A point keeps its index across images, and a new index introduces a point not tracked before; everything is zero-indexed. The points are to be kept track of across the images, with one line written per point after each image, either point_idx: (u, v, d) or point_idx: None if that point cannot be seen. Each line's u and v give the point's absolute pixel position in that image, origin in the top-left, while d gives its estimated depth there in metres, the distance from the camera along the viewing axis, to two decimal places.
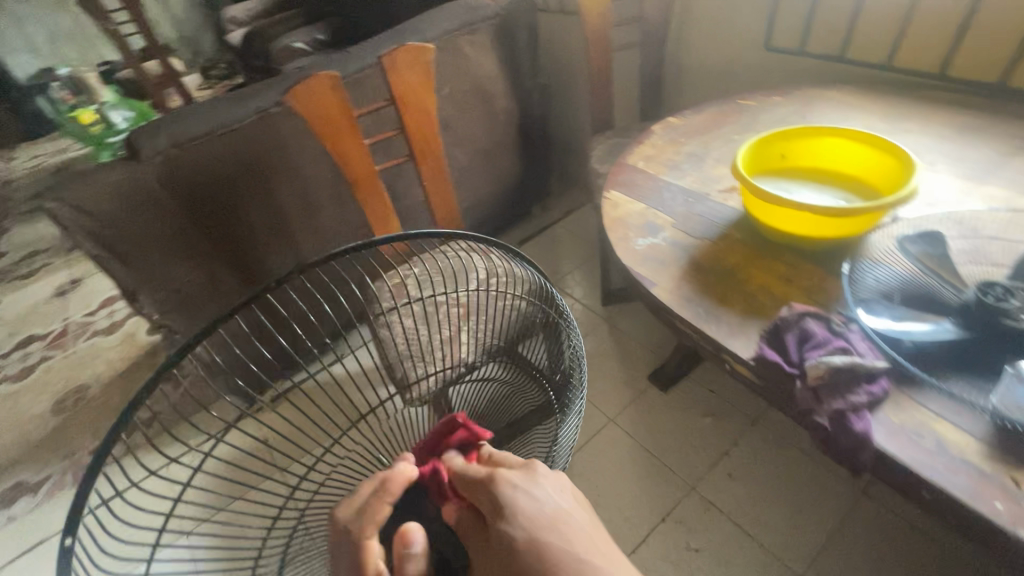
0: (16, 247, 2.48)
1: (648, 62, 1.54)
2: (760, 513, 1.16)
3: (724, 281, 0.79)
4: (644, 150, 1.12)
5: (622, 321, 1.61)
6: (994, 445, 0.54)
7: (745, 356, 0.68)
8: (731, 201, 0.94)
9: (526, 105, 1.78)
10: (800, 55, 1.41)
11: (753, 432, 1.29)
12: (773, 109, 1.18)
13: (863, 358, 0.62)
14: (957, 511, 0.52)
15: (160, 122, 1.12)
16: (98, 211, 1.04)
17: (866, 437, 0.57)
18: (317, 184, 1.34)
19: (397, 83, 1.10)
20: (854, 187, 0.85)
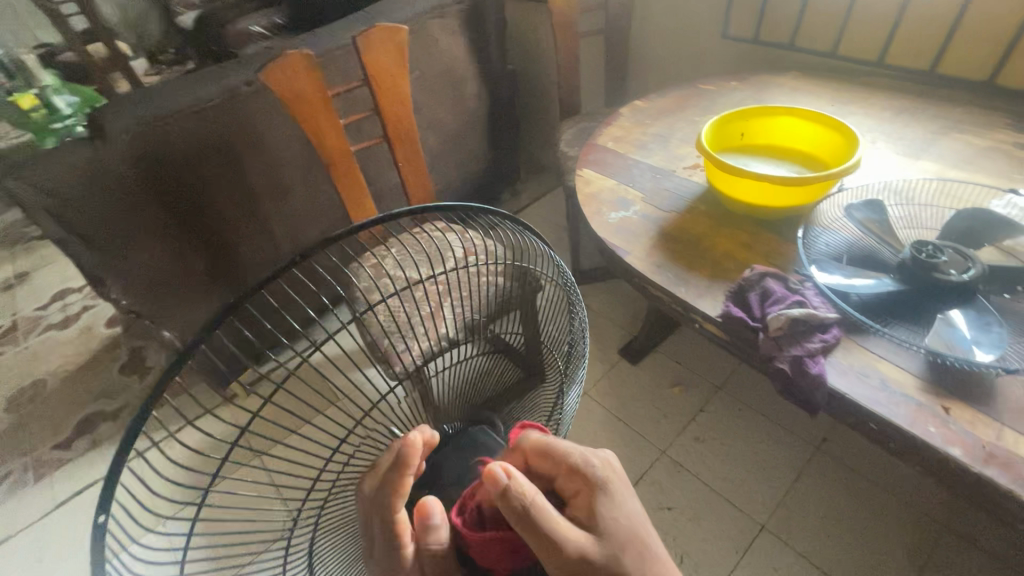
0: None
1: (613, 48, 1.60)
2: (726, 471, 1.24)
3: (691, 249, 0.86)
4: (613, 132, 1.17)
5: (593, 300, 1.67)
6: (928, 380, 0.62)
7: (713, 314, 0.74)
8: (695, 177, 1.01)
9: (495, 90, 1.81)
10: (753, 43, 1.50)
11: (717, 398, 1.37)
12: (731, 93, 1.26)
13: (817, 311, 0.69)
14: (898, 437, 0.59)
15: (125, 101, 1.09)
16: (62, 192, 1.02)
17: (820, 378, 0.63)
18: (289, 167, 1.33)
19: (371, 63, 1.11)
20: (806, 162, 0.93)
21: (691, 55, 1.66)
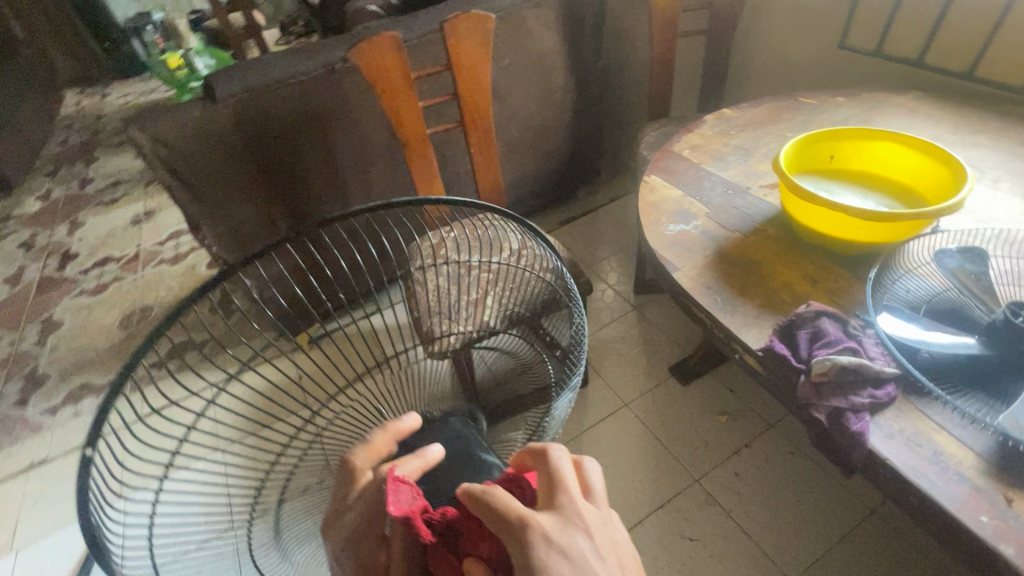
0: (103, 176, 2.71)
1: (713, 51, 1.51)
2: (763, 515, 1.15)
3: (747, 274, 0.80)
4: (691, 140, 1.11)
5: (652, 312, 1.61)
6: (993, 462, 0.54)
7: (755, 347, 0.69)
8: (770, 198, 0.93)
9: (584, 85, 1.78)
10: (874, 56, 1.35)
11: (767, 437, 1.28)
12: (834, 110, 1.14)
13: (873, 362, 0.62)
14: (941, 519, 0.52)
15: (237, 68, 1.21)
16: (176, 144, 1.15)
17: (861, 437, 0.57)
18: (371, 142, 1.40)
19: (455, 49, 1.13)
20: (902, 196, 0.83)
21: (801, 64, 1.53)
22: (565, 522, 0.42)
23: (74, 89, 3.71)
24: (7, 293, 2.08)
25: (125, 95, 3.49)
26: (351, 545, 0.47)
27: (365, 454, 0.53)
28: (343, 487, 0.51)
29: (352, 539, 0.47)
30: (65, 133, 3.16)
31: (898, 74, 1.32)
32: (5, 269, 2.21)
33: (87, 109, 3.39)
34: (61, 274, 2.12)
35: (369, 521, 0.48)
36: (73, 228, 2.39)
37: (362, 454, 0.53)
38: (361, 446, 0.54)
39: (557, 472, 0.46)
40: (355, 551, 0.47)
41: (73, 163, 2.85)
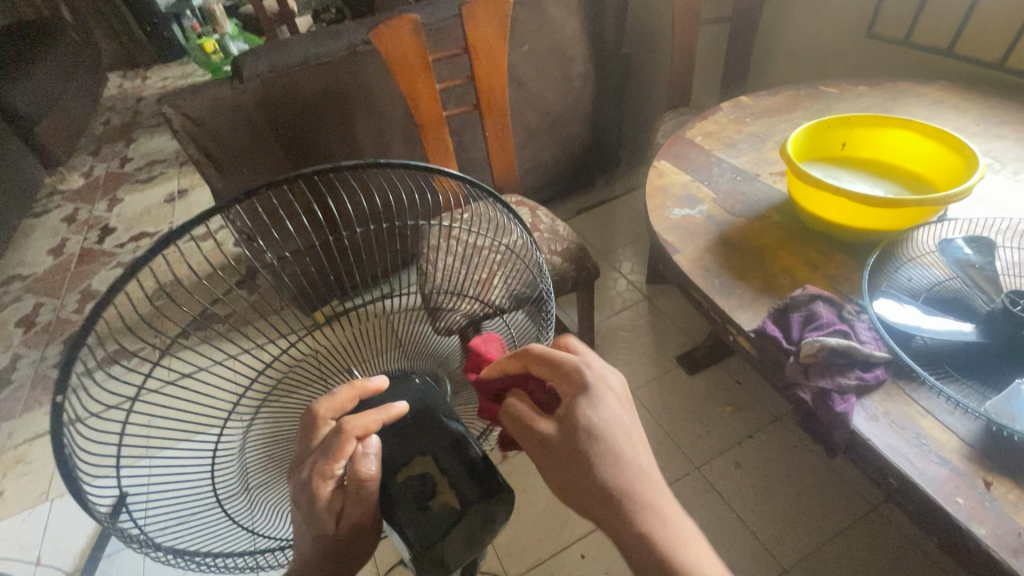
0: (141, 156, 2.83)
1: (736, 39, 1.48)
2: (762, 505, 1.15)
3: (748, 259, 0.79)
4: (704, 126, 1.10)
5: (663, 302, 1.61)
6: (975, 447, 0.54)
7: (748, 328, 0.70)
8: (779, 184, 0.92)
9: (606, 72, 1.77)
10: (903, 44, 1.32)
11: (771, 429, 1.27)
12: (855, 99, 1.12)
13: (863, 346, 0.62)
14: (918, 499, 0.53)
15: (263, 49, 1.25)
16: (204, 121, 1.20)
17: (843, 418, 0.58)
18: (390, 124, 1.44)
19: (472, 32, 1.14)
20: (914, 185, 0.82)
21: (828, 54, 1.49)
22: (599, 383, 0.47)
23: (118, 72, 3.87)
24: (50, 263, 2.21)
25: (164, 79, 3.62)
26: (301, 498, 0.45)
27: (327, 404, 0.47)
28: (300, 443, 0.47)
29: (301, 494, 0.45)
30: (108, 113, 3.31)
31: (927, 64, 1.28)
32: (49, 240, 2.34)
33: (128, 92, 3.53)
34: (100, 248, 2.24)
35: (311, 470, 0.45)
36: (112, 204, 2.51)
37: (326, 402, 0.47)
38: (323, 397, 0.48)
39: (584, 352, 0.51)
40: (308, 507, 0.45)
41: (113, 143, 2.98)
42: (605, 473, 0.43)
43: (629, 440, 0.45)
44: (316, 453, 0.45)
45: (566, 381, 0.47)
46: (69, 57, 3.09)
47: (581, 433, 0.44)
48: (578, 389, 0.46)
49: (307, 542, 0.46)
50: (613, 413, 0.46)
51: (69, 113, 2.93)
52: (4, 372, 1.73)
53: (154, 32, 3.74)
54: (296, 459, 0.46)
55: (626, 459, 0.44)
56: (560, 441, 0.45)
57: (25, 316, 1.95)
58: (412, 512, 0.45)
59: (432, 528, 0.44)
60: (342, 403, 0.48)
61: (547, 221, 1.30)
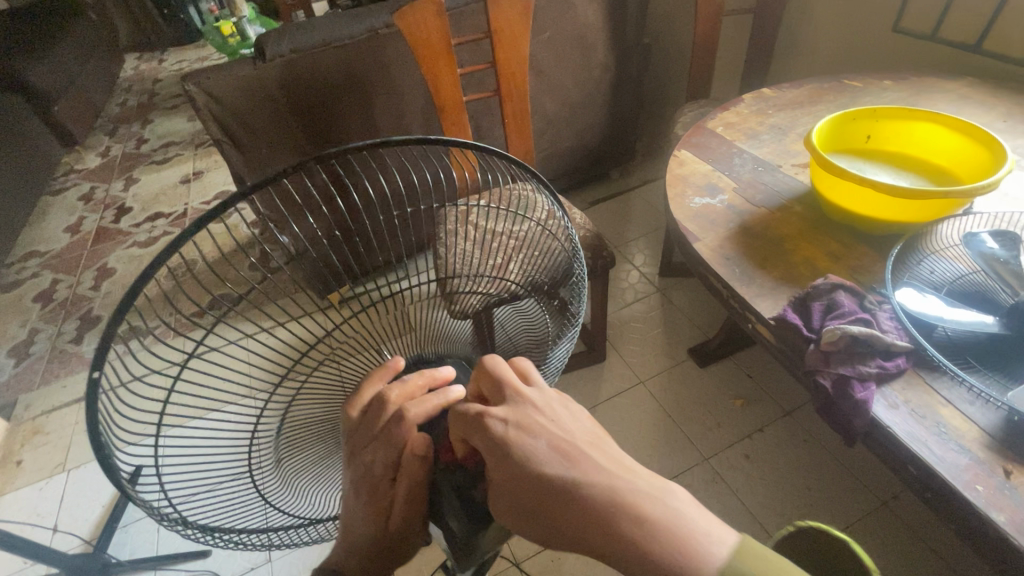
0: (157, 137, 2.86)
1: (759, 31, 1.47)
2: (770, 497, 1.16)
3: (768, 248, 0.79)
4: (726, 117, 1.09)
5: (675, 294, 1.61)
6: (995, 436, 0.55)
7: (768, 316, 0.70)
8: (801, 176, 0.92)
9: (624, 62, 1.76)
10: (929, 40, 1.30)
11: (782, 423, 1.28)
12: (879, 93, 1.11)
13: (885, 334, 0.63)
14: (936, 485, 0.53)
15: (286, 29, 1.26)
16: (226, 99, 1.21)
17: (863, 404, 0.58)
18: (408, 109, 1.44)
19: (495, 17, 1.14)
20: (939, 179, 0.81)
21: (851, 49, 1.48)
22: (519, 412, 0.42)
23: (134, 54, 3.89)
24: (67, 240, 2.24)
25: (180, 61, 3.64)
26: (359, 483, 0.44)
27: (398, 391, 0.45)
28: (362, 432, 0.45)
29: (361, 479, 0.44)
30: (125, 94, 3.33)
31: (954, 60, 1.27)
32: (66, 218, 2.36)
33: (145, 73, 3.55)
34: (116, 227, 2.26)
35: (371, 454, 0.44)
36: (128, 184, 2.53)
37: (396, 391, 0.45)
38: (394, 384, 0.46)
39: (500, 371, 0.45)
40: (367, 490, 0.44)
41: (130, 123, 3.01)
42: (571, 507, 0.38)
43: (576, 451, 0.40)
44: (378, 440, 0.44)
45: (478, 428, 0.41)
46: (87, 37, 3.11)
47: (530, 484, 0.38)
48: (499, 440, 0.40)
49: (359, 530, 0.45)
50: (550, 440, 0.41)
51: (87, 93, 2.95)
52: (23, 344, 1.76)
53: (171, 14, 3.75)
54: (355, 446, 0.45)
55: (584, 476, 0.39)
56: (508, 502, 0.39)
57: (43, 292, 1.98)
58: (455, 498, 0.43)
59: (467, 517, 0.42)
60: (412, 392, 0.46)
61: (564, 209, 1.30)
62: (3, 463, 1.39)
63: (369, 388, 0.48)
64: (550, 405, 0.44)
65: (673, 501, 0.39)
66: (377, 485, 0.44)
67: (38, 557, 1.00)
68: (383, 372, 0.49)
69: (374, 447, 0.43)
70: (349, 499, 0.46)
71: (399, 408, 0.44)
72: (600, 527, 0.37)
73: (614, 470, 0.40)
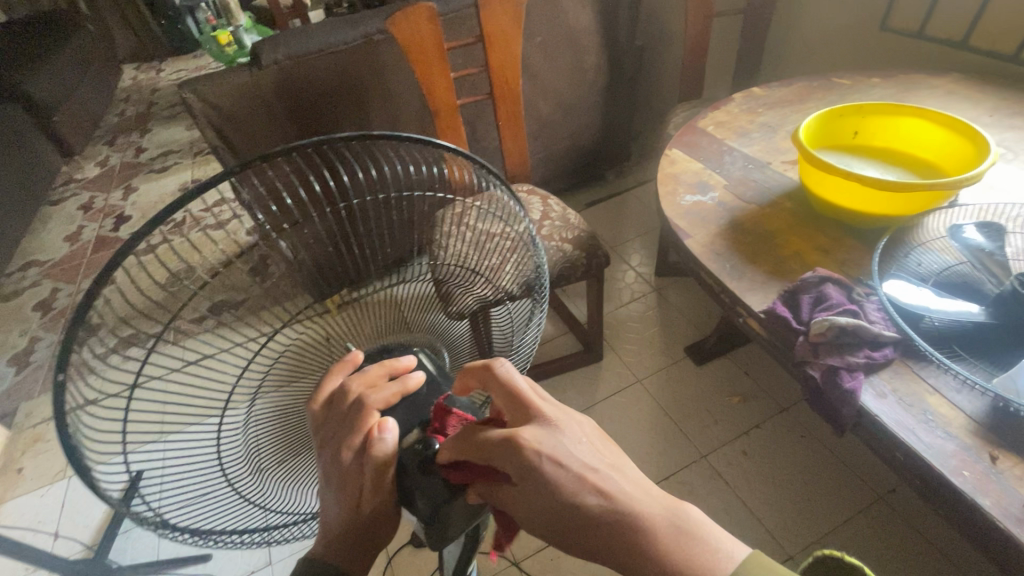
0: (156, 146, 2.87)
1: (750, 31, 1.48)
2: (767, 493, 1.16)
3: (759, 243, 0.80)
4: (717, 116, 1.10)
5: (672, 294, 1.62)
6: (981, 422, 0.56)
7: (758, 309, 0.71)
8: (791, 172, 0.93)
9: (618, 65, 1.78)
10: (917, 37, 1.32)
11: (779, 419, 1.28)
12: (867, 90, 1.12)
13: (873, 325, 0.64)
14: (924, 472, 0.54)
15: (281, 36, 1.27)
16: (222, 106, 1.23)
17: (851, 394, 0.59)
18: (404, 113, 1.46)
19: (488, 21, 1.15)
20: (925, 173, 0.83)
21: (841, 48, 1.50)
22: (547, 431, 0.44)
23: (133, 64, 3.92)
24: (67, 249, 2.24)
25: (178, 71, 3.66)
26: (329, 474, 0.44)
27: (360, 381, 0.46)
28: (328, 423, 0.46)
29: (331, 469, 0.44)
30: (124, 105, 3.35)
31: (941, 57, 1.28)
32: (66, 227, 2.38)
33: (143, 83, 3.58)
34: (116, 235, 2.28)
35: (337, 444, 0.44)
36: (127, 193, 2.54)
37: (355, 381, 0.46)
38: (355, 375, 0.47)
39: (509, 381, 0.46)
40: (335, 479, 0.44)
41: (128, 133, 3.02)
42: (603, 527, 0.41)
43: (601, 471, 0.43)
44: (344, 430, 0.44)
45: (516, 457, 0.42)
46: (86, 48, 3.13)
47: (565, 507, 0.41)
48: (535, 462, 0.41)
49: (335, 518, 0.45)
50: (578, 464, 0.43)
51: (86, 103, 2.97)
52: (23, 353, 1.77)
53: (169, 25, 3.78)
54: (323, 439, 0.46)
55: (613, 500, 0.42)
56: (544, 521, 0.41)
57: (43, 301, 1.99)
58: (420, 475, 0.44)
59: (433, 489, 0.43)
60: (373, 380, 0.47)
61: (558, 210, 1.31)
62: (3, 470, 1.39)
63: (330, 381, 0.48)
64: (568, 421, 0.46)
65: (689, 516, 0.43)
66: (344, 475, 0.44)
67: (40, 562, 1.01)
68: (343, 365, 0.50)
69: (339, 437, 0.44)
70: (322, 489, 0.46)
71: (360, 395, 0.46)
72: (632, 548, 0.41)
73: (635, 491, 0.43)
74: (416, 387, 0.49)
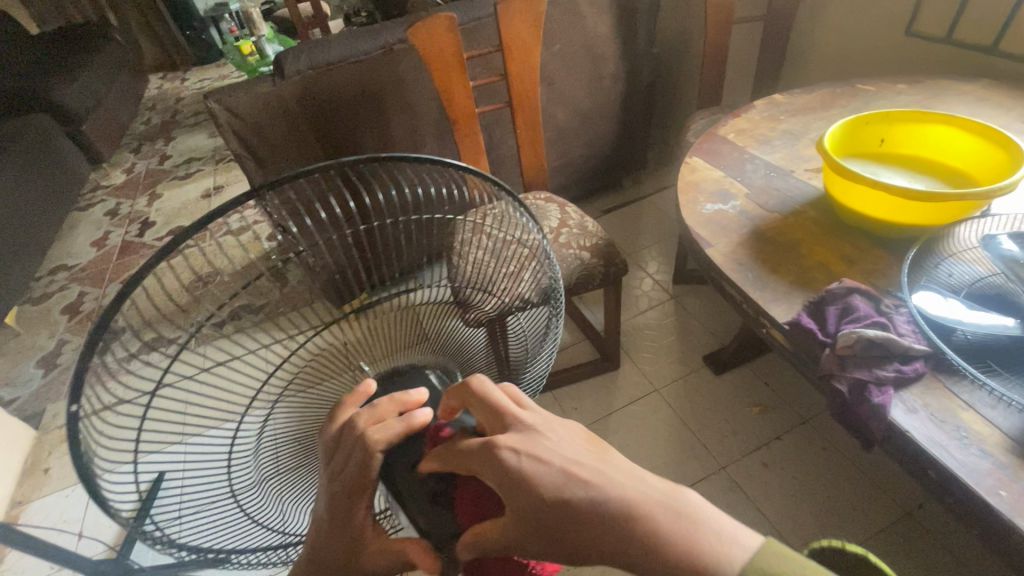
0: (180, 153, 2.94)
1: (771, 38, 1.47)
2: (789, 507, 1.14)
3: (782, 253, 0.79)
4: (738, 123, 1.09)
5: (690, 302, 1.60)
6: (1018, 440, 0.54)
7: (782, 321, 0.70)
8: (814, 180, 0.92)
9: (636, 72, 1.77)
10: (944, 43, 1.30)
11: (801, 432, 1.26)
12: (893, 96, 1.10)
13: (902, 337, 0.62)
14: (957, 491, 0.52)
15: (304, 47, 1.29)
16: (246, 115, 1.25)
17: (881, 409, 0.57)
18: (423, 122, 1.47)
19: (507, 30, 1.16)
20: (955, 181, 0.81)
21: (866, 53, 1.48)
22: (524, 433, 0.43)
23: (159, 73, 4.02)
24: (94, 254, 2.31)
25: (202, 80, 3.75)
26: (334, 511, 0.43)
27: (366, 416, 0.45)
28: (338, 458, 0.44)
29: (335, 513, 0.43)
30: (150, 113, 3.45)
31: (969, 62, 1.26)
32: (93, 232, 2.44)
33: (168, 92, 3.67)
34: (141, 241, 2.33)
35: (344, 487, 0.43)
36: (152, 199, 2.60)
37: (365, 414, 0.45)
38: (363, 410, 0.45)
39: (494, 401, 0.45)
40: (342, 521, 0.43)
41: (153, 141, 3.10)
42: (594, 528, 0.38)
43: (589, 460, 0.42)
44: (351, 472, 0.43)
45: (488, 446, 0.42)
46: (116, 58, 3.23)
47: (550, 510, 0.38)
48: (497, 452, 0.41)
49: (325, 556, 0.44)
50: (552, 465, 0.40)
51: (114, 111, 3.05)
52: (51, 355, 1.82)
53: (194, 36, 3.87)
54: (332, 470, 0.44)
55: (598, 493, 0.39)
56: (532, 533, 0.38)
57: (71, 304, 2.04)
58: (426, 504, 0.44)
59: (443, 520, 0.43)
60: (380, 416, 0.45)
61: (576, 217, 1.30)
62: (31, 470, 1.42)
63: (341, 413, 0.48)
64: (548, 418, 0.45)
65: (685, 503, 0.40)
66: (348, 518, 0.43)
67: (67, 563, 1.02)
68: (356, 396, 0.49)
69: (344, 482, 0.43)
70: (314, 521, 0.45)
71: (364, 432, 0.44)
72: (624, 542, 0.37)
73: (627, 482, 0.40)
74: (425, 424, 0.46)
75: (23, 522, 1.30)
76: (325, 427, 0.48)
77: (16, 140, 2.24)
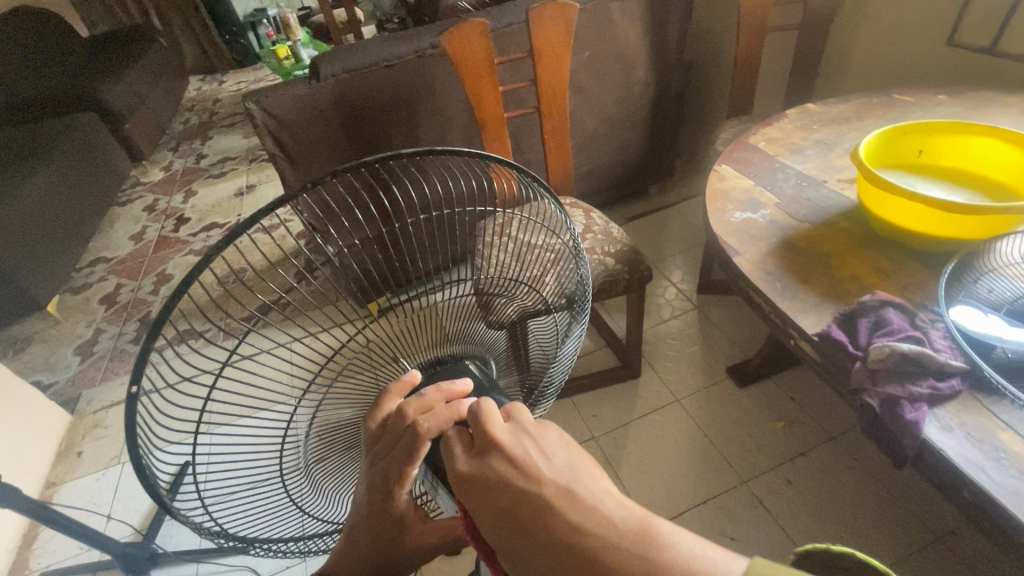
0: (215, 153, 3.03)
1: (805, 46, 1.44)
2: (812, 525, 1.11)
3: (813, 263, 0.78)
4: (768, 132, 1.08)
5: (714, 312, 1.58)
6: None
7: (810, 332, 0.68)
8: (848, 191, 0.90)
9: (665, 80, 1.76)
10: (987, 53, 1.26)
11: (828, 448, 1.22)
12: (932, 108, 1.07)
13: (938, 353, 0.60)
14: (993, 513, 0.51)
15: (339, 50, 1.33)
16: (282, 116, 1.29)
17: (913, 426, 0.56)
18: (451, 125, 1.49)
19: (538, 37, 1.16)
20: (996, 193, 0.79)
21: (904, 62, 1.44)
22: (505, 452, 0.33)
23: (198, 76, 4.17)
24: (131, 248, 2.39)
25: (239, 82, 3.88)
26: (373, 488, 0.43)
27: (415, 404, 0.43)
28: (382, 444, 0.44)
29: (375, 489, 0.43)
30: (188, 113, 3.57)
31: (1014, 73, 1.22)
32: (132, 227, 2.54)
33: (206, 94, 3.81)
34: (176, 236, 2.41)
35: (388, 471, 0.43)
36: (188, 196, 2.69)
37: (413, 402, 0.43)
38: (410, 398, 0.44)
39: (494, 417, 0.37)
40: (382, 502, 0.43)
41: (191, 141, 3.21)
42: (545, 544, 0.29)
43: (536, 507, 0.30)
44: (397, 456, 0.42)
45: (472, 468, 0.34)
46: (160, 61, 3.36)
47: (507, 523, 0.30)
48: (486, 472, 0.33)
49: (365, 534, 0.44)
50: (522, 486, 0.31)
51: (156, 111, 3.17)
52: (88, 343, 1.89)
53: (233, 40, 4.03)
54: (376, 453, 0.44)
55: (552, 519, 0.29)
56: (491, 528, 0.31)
57: (108, 295, 2.12)
58: None
59: None
60: (429, 405, 0.43)
61: (601, 223, 1.30)
62: (64, 453, 1.48)
63: (388, 401, 0.47)
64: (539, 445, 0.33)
65: (662, 525, 0.28)
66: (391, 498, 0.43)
67: (95, 541, 1.06)
68: (401, 385, 0.47)
69: (391, 461, 0.42)
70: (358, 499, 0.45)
71: (414, 420, 0.42)
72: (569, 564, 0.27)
73: (592, 518, 0.29)
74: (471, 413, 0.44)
75: (56, 502, 1.35)
76: (367, 417, 0.47)
77: (65, 138, 2.35)
